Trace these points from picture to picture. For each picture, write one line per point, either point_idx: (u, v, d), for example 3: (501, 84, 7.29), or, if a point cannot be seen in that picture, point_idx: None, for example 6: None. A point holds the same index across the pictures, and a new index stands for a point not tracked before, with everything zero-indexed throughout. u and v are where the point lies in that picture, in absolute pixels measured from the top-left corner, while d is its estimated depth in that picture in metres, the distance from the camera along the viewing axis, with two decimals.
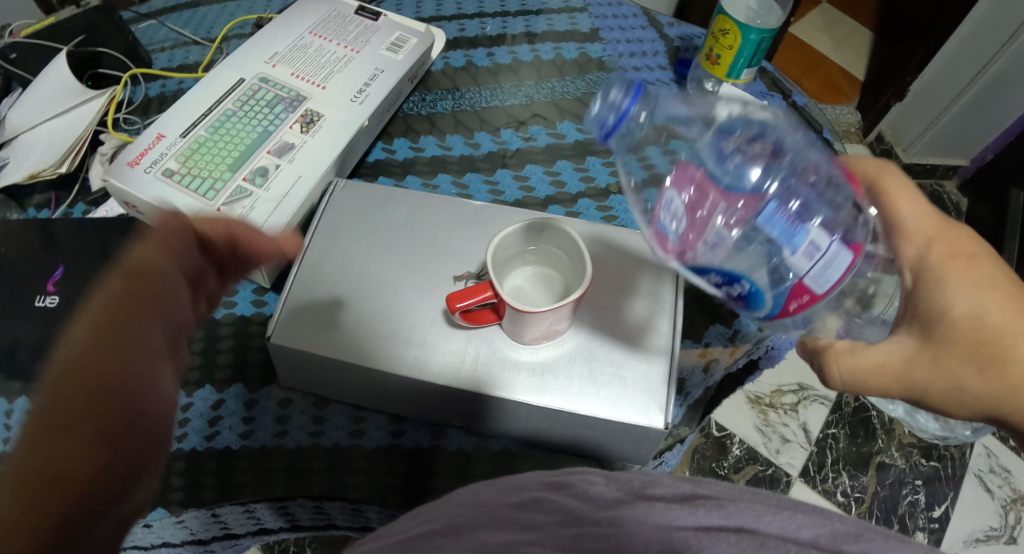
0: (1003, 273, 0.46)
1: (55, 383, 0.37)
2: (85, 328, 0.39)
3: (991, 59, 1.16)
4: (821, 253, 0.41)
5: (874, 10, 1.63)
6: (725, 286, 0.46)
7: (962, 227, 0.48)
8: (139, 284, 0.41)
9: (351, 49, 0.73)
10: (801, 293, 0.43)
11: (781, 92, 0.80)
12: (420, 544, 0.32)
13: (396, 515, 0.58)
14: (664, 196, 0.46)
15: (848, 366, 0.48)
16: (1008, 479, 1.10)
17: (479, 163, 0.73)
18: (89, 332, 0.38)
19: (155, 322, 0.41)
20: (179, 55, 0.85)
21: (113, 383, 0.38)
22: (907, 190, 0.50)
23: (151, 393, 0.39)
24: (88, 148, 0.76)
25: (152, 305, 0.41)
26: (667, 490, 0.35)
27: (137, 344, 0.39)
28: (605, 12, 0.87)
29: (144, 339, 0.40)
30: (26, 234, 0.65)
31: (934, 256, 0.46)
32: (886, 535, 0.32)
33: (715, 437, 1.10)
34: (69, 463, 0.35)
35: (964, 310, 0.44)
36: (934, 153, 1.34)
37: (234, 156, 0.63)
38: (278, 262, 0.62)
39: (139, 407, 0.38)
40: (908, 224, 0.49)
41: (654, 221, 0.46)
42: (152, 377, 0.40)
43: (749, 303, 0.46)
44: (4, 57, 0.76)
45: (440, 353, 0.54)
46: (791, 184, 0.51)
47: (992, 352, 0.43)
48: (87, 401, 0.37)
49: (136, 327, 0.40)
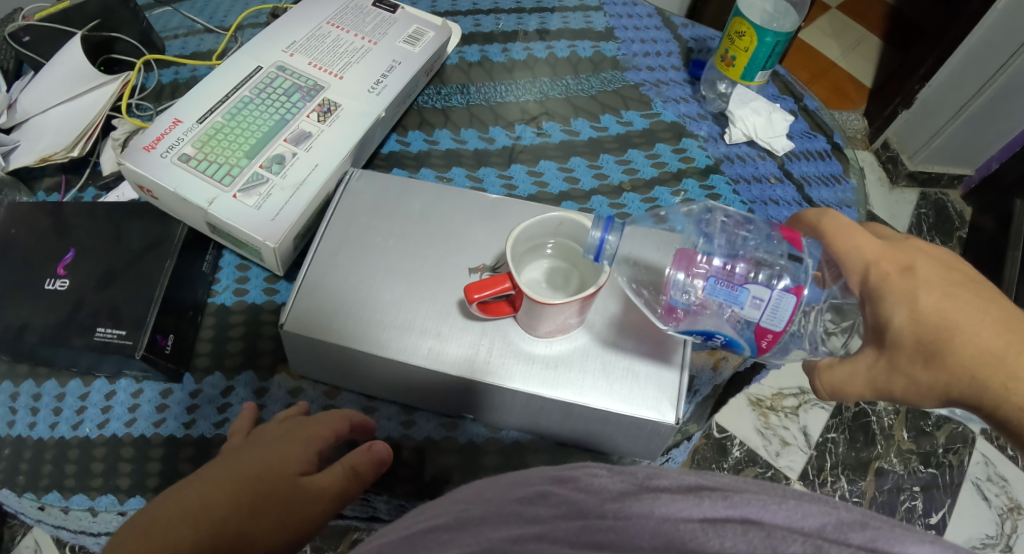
0: (943, 274, 0.45)
1: (243, 476, 0.47)
2: (293, 456, 0.50)
3: (998, 70, 1.17)
4: (766, 302, 0.46)
5: (883, 19, 1.65)
6: (706, 340, 0.52)
7: (902, 241, 0.48)
8: (336, 470, 0.50)
9: (368, 40, 0.73)
10: (765, 332, 0.47)
11: (793, 95, 0.81)
12: (425, 541, 0.32)
13: (405, 506, 0.58)
14: (675, 279, 0.51)
15: (825, 379, 0.49)
16: (1005, 487, 1.11)
17: (493, 157, 0.73)
18: (291, 468, 0.49)
19: (335, 490, 0.50)
20: (193, 43, 0.85)
21: (269, 520, 0.46)
22: (844, 223, 0.50)
23: (300, 518, 0.47)
24: (101, 132, 0.76)
25: (349, 483, 0.50)
26: (672, 481, 0.34)
27: (305, 511, 0.48)
28: (621, 11, 0.87)
29: (311, 510, 0.48)
30: (37, 215, 0.64)
31: (873, 275, 0.47)
32: (892, 523, 0.31)
33: (717, 438, 1.09)
34: (194, 530, 0.43)
35: (903, 316, 0.44)
36: (939, 162, 1.35)
37: (251, 143, 0.63)
38: (291, 250, 0.62)
39: (288, 514, 0.47)
40: (845, 253, 0.49)
41: (666, 296, 0.52)
42: (309, 507, 0.48)
43: (732, 346, 0.51)
44: (17, 40, 0.75)
45: (455, 344, 0.54)
46: (739, 246, 0.54)
47: (936, 348, 0.43)
48: (248, 512, 0.45)
49: (337, 475, 0.50)
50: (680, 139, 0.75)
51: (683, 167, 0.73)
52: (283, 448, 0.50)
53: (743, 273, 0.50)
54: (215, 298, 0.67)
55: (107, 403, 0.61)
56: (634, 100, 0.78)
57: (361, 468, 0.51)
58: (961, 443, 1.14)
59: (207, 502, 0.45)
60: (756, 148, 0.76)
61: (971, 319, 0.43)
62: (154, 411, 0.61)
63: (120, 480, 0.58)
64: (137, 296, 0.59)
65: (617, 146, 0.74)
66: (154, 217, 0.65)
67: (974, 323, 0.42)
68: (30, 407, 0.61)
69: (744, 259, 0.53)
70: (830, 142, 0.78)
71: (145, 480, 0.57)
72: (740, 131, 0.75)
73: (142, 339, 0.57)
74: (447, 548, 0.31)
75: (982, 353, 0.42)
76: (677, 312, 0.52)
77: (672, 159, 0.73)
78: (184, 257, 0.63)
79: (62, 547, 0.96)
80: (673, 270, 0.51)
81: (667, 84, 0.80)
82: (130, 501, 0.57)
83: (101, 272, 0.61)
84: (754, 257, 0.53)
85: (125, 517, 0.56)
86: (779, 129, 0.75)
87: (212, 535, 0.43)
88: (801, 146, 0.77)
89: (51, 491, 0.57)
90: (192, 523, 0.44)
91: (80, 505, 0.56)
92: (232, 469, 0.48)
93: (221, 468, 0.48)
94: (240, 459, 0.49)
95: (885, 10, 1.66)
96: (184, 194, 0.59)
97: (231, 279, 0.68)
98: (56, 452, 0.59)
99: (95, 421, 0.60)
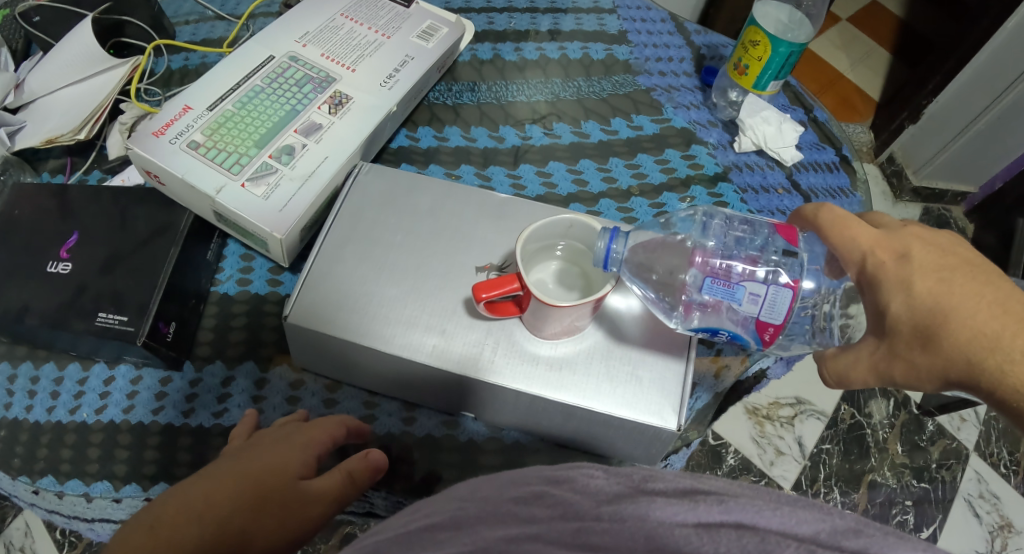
0: (939, 258, 0.45)
1: (247, 476, 0.49)
2: (293, 458, 0.52)
3: (1008, 87, 1.17)
4: (763, 297, 0.46)
5: (893, 34, 1.65)
6: (712, 337, 0.52)
7: (899, 229, 0.47)
8: (334, 474, 0.52)
9: (382, 34, 0.73)
10: (766, 327, 0.47)
11: (803, 106, 0.81)
12: (420, 539, 0.32)
13: (402, 503, 0.59)
14: (690, 278, 0.51)
15: (831, 368, 0.49)
16: (997, 505, 1.11)
17: (502, 156, 0.73)
18: (291, 471, 0.51)
19: (332, 498, 0.51)
20: (204, 30, 0.84)
21: (269, 519, 0.47)
22: (840, 215, 0.50)
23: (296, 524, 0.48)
24: (108, 116, 0.75)
25: (343, 491, 0.52)
26: (668, 484, 0.33)
27: (303, 514, 0.49)
28: (634, 15, 0.87)
29: (309, 512, 0.49)
30: (42, 196, 0.64)
31: (869, 264, 0.47)
32: (886, 531, 0.31)
33: (711, 445, 1.09)
34: (200, 526, 0.45)
35: (899, 302, 0.44)
36: (940, 179, 1.35)
37: (261, 132, 0.63)
38: (297, 242, 0.62)
39: (284, 519, 0.48)
40: (841, 246, 0.48)
41: (684, 291, 0.52)
42: (305, 512, 0.49)
43: (737, 342, 0.51)
44: (27, 20, 0.76)
45: (460, 342, 0.54)
46: (736, 244, 0.54)
47: (932, 332, 0.43)
48: (250, 511, 0.47)
49: (329, 483, 0.51)
50: (689, 145, 0.75)
51: (692, 174, 0.73)
52: (282, 451, 0.52)
53: (742, 269, 0.51)
54: (219, 286, 0.67)
55: (106, 388, 0.61)
56: (645, 104, 0.78)
57: (357, 473, 0.53)
58: (955, 459, 1.14)
59: (211, 501, 0.46)
60: (765, 158, 0.76)
61: (967, 302, 0.43)
62: (152, 398, 0.60)
63: (116, 467, 0.57)
64: (140, 282, 0.59)
65: (627, 149, 0.74)
66: (159, 203, 0.64)
67: (969, 306, 0.42)
68: (28, 390, 0.61)
69: (742, 256, 0.53)
70: (839, 154, 0.78)
71: (141, 468, 0.57)
72: (750, 140, 0.75)
73: (144, 326, 0.56)
74: (443, 546, 0.31)
75: (977, 336, 0.42)
76: (693, 309, 0.51)
77: (681, 166, 0.73)
78: (189, 245, 0.63)
79: (53, 530, 0.95)
80: (685, 273, 0.52)
81: (679, 90, 0.80)
82: (125, 488, 0.56)
83: (104, 256, 0.60)
84: (750, 254, 0.53)
85: (120, 504, 0.56)
86: (788, 139, 0.74)
87: (216, 533, 0.45)
88: (809, 158, 0.77)
89: (45, 475, 0.57)
90: (197, 520, 0.45)
91: (75, 490, 0.56)
92: (236, 469, 0.49)
93: (223, 468, 0.50)
94: (240, 460, 0.50)
95: (896, 25, 1.67)
96: (192, 180, 0.59)
97: (235, 269, 0.68)
98: (52, 436, 0.58)
99: (93, 407, 0.60)
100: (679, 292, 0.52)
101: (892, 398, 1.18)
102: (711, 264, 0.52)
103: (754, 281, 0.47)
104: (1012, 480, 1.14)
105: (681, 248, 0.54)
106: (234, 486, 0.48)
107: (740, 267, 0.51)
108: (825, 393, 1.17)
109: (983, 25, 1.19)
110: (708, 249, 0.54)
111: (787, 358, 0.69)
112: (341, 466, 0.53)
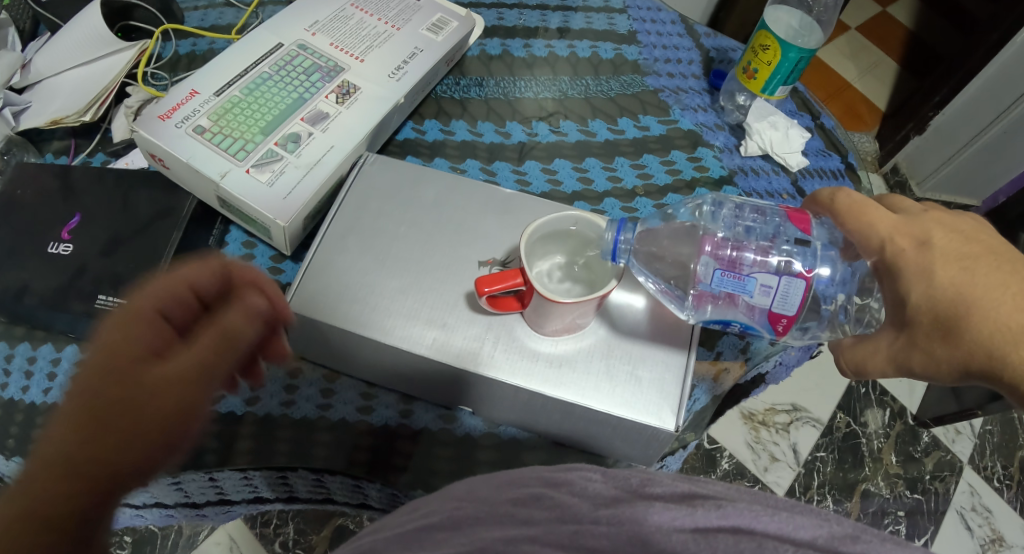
0: (961, 246, 0.45)
1: (97, 374, 0.39)
2: (139, 334, 0.41)
3: (1013, 102, 1.18)
4: (775, 288, 0.47)
5: (902, 45, 1.65)
6: (725, 326, 0.53)
7: (919, 214, 0.48)
8: (209, 342, 0.43)
9: (391, 26, 0.73)
10: (779, 318, 0.48)
11: (811, 112, 0.81)
12: (416, 540, 0.32)
13: (397, 495, 0.59)
14: (698, 268, 0.51)
15: (849, 357, 0.50)
16: (989, 519, 1.11)
17: (508, 152, 0.73)
18: (137, 350, 0.41)
19: (211, 372, 0.43)
20: (213, 17, 0.84)
21: (129, 419, 0.38)
22: (857, 200, 0.50)
23: (175, 419, 0.40)
24: (114, 99, 0.75)
25: (224, 358, 0.44)
26: (666, 488, 0.33)
27: (200, 397, 0.42)
28: (645, 16, 0.87)
29: (181, 390, 0.41)
30: (44, 176, 0.63)
31: (888, 251, 0.47)
32: (883, 538, 0.31)
33: (706, 449, 1.10)
34: (69, 443, 0.37)
35: (919, 293, 0.45)
36: (943, 192, 1.36)
37: (268, 119, 0.63)
38: (300, 230, 0.62)
39: (156, 422, 0.39)
40: (859, 231, 0.49)
41: (696, 281, 0.51)
42: (182, 400, 0.41)
43: (751, 330, 0.52)
44: (37, 1, 0.77)
45: (460, 336, 0.54)
46: (745, 234, 0.54)
47: (953, 324, 0.43)
48: (97, 412, 0.38)
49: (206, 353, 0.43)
50: (696, 147, 0.75)
51: (697, 176, 0.73)
52: (118, 329, 0.41)
53: (754, 260, 0.51)
54: None
55: None
56: (653, 105, 0.78)
57: (234, 334, 0.44)
58: (949, 471, 1.14)
59: (73, 412, 0.38)
60: (771, 163, 0.75)
61: (991, 293, 0.42)
62: None
63: None
64: (141, 266, 0.58)
65: (633, 149, 0.74)
66: (163, 187, 0.64)
67: (993, 297, 0.42)
68: (24, 370, 0.60)
69: (755, 246, 0.52)
70: (845, 162, 0.78)
71: None
72: (757, 144, 0.75)
73: None
74: (438, 547, 0.31)
75: (1001, 328, 0.41)
76: (704, 300, 0.52)
77: (687, 167, 0.73)
78: (191, 230, 0.62)
79: None
80: (695, 261, 0.51)
81: (686, 92, 0.80)
82: None
83: (106, 239, 0.60)
84: (761, 244, 0.53)
85: None
86: (795, 145, 0.75)
87: (77, 448, 0.37)
88: (815, 164, 0.76)
89: None
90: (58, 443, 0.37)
91: None
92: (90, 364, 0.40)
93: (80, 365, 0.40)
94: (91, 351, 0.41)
95: (906, 36, 1.67)
96: (197, 165, 0.59)
97: (237, 256, 0.68)
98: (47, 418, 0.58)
99: None
100: (689, 283, 0.52)
101: (888, 408, 1.18)
102: (721, 252, 0.51)
103: (766, 271, 0.47)
104: (1005, 494, 1.14)
105: (692, 235, 0.54)
106: (63, 404, 0.39)
107: (751, 257, 0.51)
108: (822, 401, 1.17)
109: (992, 39, 1.20)
110: (717, 237, 0.53)
111: (787, 364, 0.70)
112: (215, 330, 0.44)
